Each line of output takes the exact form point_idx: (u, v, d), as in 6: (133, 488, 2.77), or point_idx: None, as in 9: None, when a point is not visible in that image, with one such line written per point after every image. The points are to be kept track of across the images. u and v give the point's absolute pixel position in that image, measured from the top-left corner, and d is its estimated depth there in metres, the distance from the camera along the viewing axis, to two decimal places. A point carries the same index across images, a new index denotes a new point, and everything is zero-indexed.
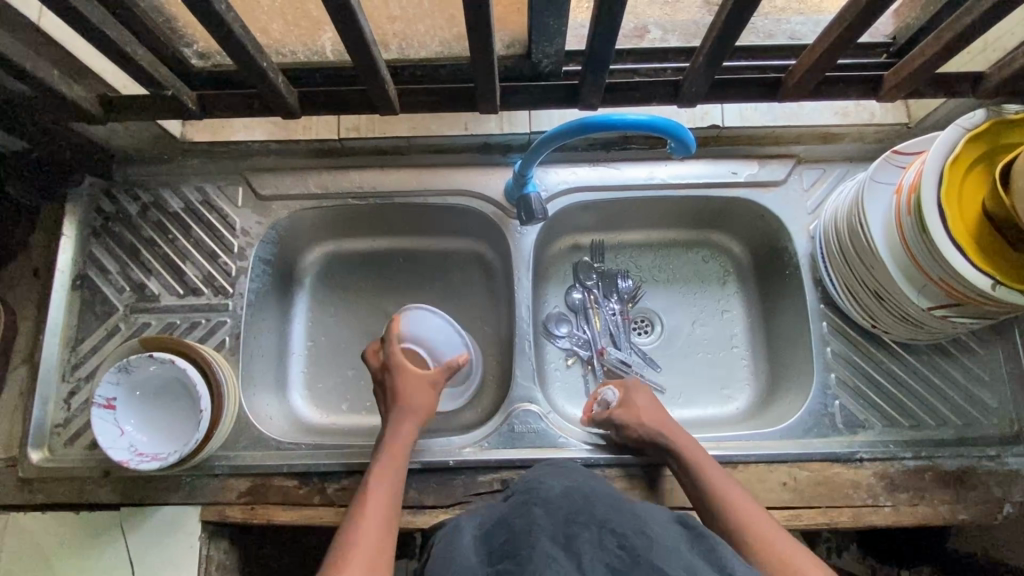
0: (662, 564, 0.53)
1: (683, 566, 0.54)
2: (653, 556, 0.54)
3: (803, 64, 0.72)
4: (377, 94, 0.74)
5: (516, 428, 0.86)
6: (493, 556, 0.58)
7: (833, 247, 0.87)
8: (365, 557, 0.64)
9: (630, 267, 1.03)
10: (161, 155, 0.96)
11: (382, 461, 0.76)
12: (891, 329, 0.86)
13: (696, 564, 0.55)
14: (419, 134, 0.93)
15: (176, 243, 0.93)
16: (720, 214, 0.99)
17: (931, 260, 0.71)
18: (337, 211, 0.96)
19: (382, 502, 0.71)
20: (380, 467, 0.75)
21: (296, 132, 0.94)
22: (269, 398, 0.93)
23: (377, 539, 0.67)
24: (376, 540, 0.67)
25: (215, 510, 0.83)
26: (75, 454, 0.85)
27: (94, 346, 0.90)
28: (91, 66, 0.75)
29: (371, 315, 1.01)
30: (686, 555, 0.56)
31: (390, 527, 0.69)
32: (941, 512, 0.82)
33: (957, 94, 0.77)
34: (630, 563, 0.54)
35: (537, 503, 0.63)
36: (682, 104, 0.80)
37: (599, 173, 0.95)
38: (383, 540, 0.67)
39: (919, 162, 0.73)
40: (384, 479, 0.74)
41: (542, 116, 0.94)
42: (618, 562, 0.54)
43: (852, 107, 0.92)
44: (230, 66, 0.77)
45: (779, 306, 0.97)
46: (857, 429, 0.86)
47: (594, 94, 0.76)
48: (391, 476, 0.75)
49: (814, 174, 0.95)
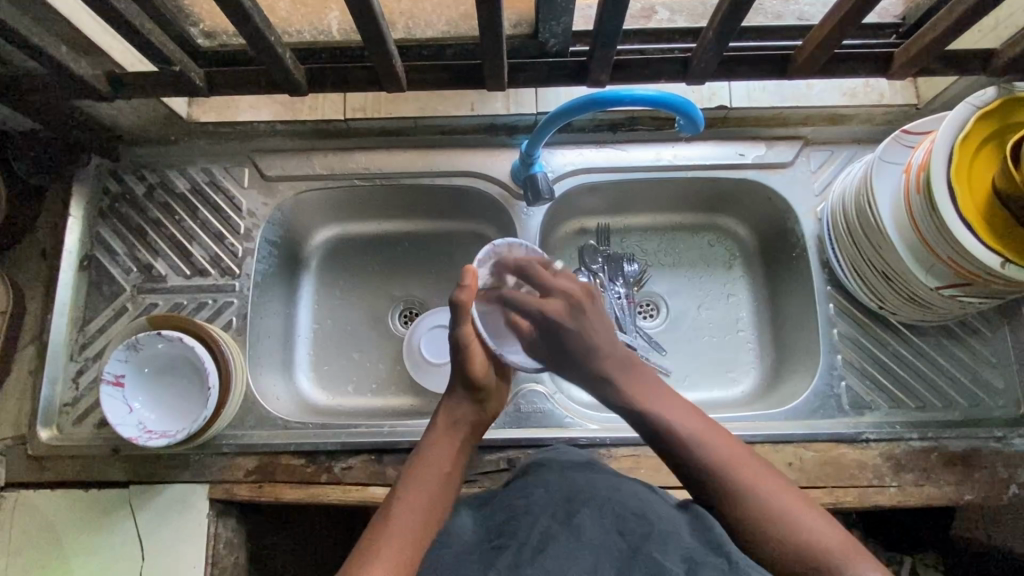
0: (661, 547, 0.54)
1: (682, 554, 0.53)
2: (653, 542, 0.54)
3: (812, 42, 0.71)
4: (385, 71, 0.74)
5: (522, 409, 0.86)
6: (491, 534, 0.59)
7: (840, 228, 0.86)
8: (411, 530, 0.60)
9: (635, 251, 1.03)
10: (167, 136, 0.95)
11: (437, 436, 0.72)
12: (898, 310, 0.85)
13: (696, 550, 0.54)
14: (425, 115, 0.92)
15: (183, 224, 0.94)
16: (727, 197, 0.99)
17: (940, 238, 0.70)
18: (342, 192, 0.96)
19: (434, 478, 0.66)
20: (435, 433, 0.72)
21: (301, 112, 0.92)
22: (275, 379, 0.94)
23: (424, 519, 0.62)
24: (425, 513, 0.62)
25: (223, 488, 0.83)
26: (84, 432, 0.86)
27: (101, 327, 0.90)
28: (99, 42, 0.75)
29: (376, 298, 1.01)
30: (686, 538, 0.56)
31: (439, 506, 0.64)
32: (946, 492, 0.82)
33: (967, 72, 0.77)
34: (629, 549, 0.54)
35: (537, 483, 0.63)
36: (691, 81, 0.78)
37: (605, 155, 0.94)
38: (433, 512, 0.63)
39: (928, 141, 0.73)
40: (439, 454, 0.69)
41: (548, 95, 0.93)
42: (617, 546, 0.55)
43: (860, 88, 0.91)
44: (237, 46, 0.77)
45: (786, 289, 0.97)
46: (863, 410, 0.86)
47: (602, 71, 0.75)
48: (444, 452, 0.70)
49: (821, 157, 0.94)
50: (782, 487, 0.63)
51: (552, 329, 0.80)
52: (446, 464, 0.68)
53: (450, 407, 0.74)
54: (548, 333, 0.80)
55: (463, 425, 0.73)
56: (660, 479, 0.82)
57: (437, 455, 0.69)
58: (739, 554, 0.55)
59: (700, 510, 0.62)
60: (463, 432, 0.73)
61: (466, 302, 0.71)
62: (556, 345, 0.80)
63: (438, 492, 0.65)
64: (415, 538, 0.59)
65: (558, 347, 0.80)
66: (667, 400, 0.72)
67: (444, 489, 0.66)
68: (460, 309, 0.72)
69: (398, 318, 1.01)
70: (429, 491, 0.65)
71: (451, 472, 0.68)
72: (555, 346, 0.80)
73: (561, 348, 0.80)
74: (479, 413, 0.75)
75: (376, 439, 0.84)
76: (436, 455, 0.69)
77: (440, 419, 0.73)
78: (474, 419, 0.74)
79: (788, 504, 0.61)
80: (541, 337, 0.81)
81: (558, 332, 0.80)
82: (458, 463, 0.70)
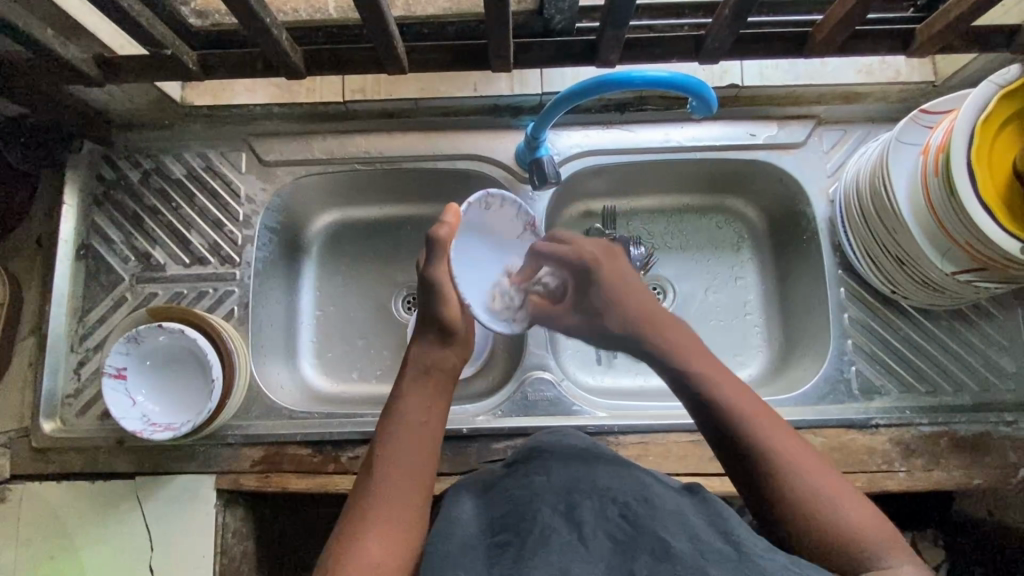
0: (665, 533, 0.52)
1: (685, 534, 0.52)
2: (656, 526, 0.53)
3: (833, 18, 0.68)
4: (385, 53, 0.71)
5: (529, 397, 0.86)
6: (493, 525, 0.57)
7: (853, 210, 0.84)
8: (397, 492, 0.59)
9: (642, 234, 1.01)
10: (161, 120, 0.92)
11: (408, 386, 0.68)
12: (912, 295, 0.84)
13: (700, 530, 0.53)
14: (426, 96, 0.90)
15: (180, 211, 0.91)
16: (738, 177, 0.97)
17: (958, 222, 0.69)
18: (343, 177, 0.94)
19: (411, 435, 0.63)
20: (410, 379, 0.68)
21: (299, 94, 0.90)
22: (280, 367, 0.93)
23: (404, 485, 0.60)
24: (408, 473, 0.61)
25: (230, 479, 0.83)
26: (87, 424, 0.85)
27: (101, 317, 0.88)
28: (86, 24, 0.72)
29: (380, 284, 1.00)
30: (688, 518, 0.54)
31: (421, 464, 0.62)
32: (955, 477, 0.82)
33: (990, 48, 0.74)
34: (632, 534, 0.52)
35: (538, 471, 0.61)
36: (705, 61, 0.75)
37: (611, 136, 0.92)
38: (417, 468, 0.61)
39: (948, 121, 0.70)
40: (413, 407, 0.66)
41: (553, 75, 0.90)
42: (620, 533, 0.53)
43: (876, 64, 0.89)
44: (231, 27, 0.74)
45: (796, 272, 0.95)
46: (872, 395, 0.86)
47: (612, 50, 0.72)
48: (419, 401, 0.66)
49: (835, 136, 0.92)
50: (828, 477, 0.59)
51: (587, 285, 0.78)
52: (418, 412, 0.65)
53: (420, 356, 0.70)
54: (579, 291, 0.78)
55: (440, 367, 0.69)
56: (668, 467, 0.82)
57: (411, 407, 0.66)
58: (740, 530, 0.53)
59: (708, 494, 0.59)
60: (437, 377, 0.69)
61: (445, 240, 0.67)
62: (582, 303, 0.78)
63: (420, 447, 0.63)
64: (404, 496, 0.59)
65: (589, 307, 0.78)
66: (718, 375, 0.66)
67: (424, 441, 0.63)
68: (433, 245, 0.67)
69: (402, 304, 0.99)
70: (409, 446, 0.63)
71: (429, 423, 0.65)
72: (585, 307, 0.78)
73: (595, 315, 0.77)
74: (456, 355, 0.71)
75: None
76: (410, 406, 0.66)
77: (408, 369, 0.70)
78: (453, 365, 0.71)
79: (834, 493, 0.58)
80: (574, 292, 0.79)
81: (590, 288, 0.77)
82: (436, 411, 0.66)
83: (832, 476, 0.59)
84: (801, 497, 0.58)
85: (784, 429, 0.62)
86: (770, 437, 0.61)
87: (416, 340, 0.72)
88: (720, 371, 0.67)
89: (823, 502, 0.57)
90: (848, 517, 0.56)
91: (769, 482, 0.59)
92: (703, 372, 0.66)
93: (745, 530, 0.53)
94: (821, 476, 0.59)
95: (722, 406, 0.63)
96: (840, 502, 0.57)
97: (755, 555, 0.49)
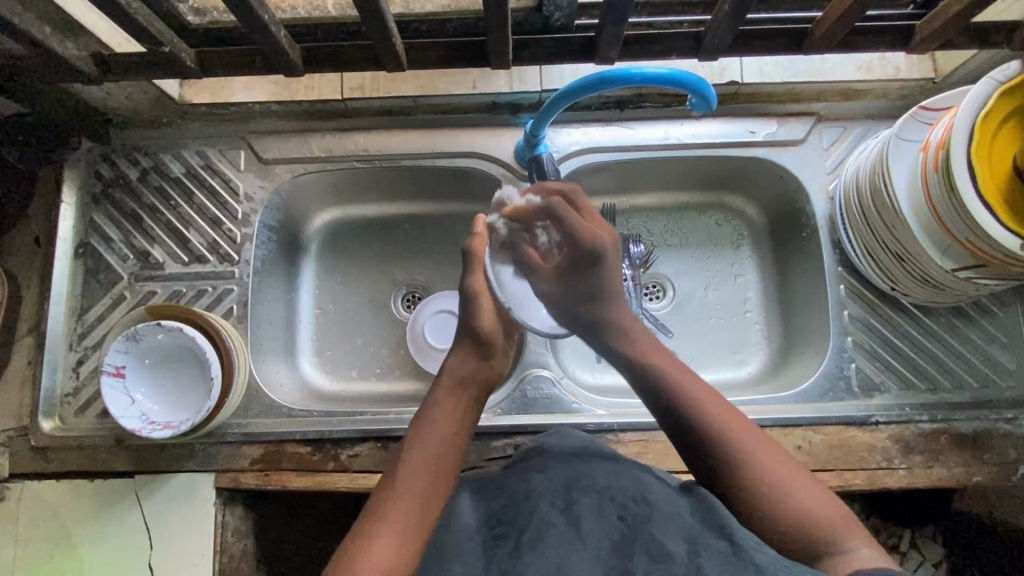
0: (662, 535, 0.51)
1: (684, 536, 0.51)
2: (654, 527, 0.52)
3: (832, 14, 0.68)
4: (384, 50, 0.71)
5: (528, 395, 0.86)
6: (490, 519, 0.57)
7: (852, 208, 0.84)
8: (419, 499, 0.59)
9: (642, 231, 1.01)
10: (159, 118, 0.92)
11: (443, 395, 0.68)
12: (911, 292, 0.84)
13: (698, 532, 0.52)
14: (425, 94, 0.89)
15: (178, 209, 0.91)
16: (737, 175, 0.96)
17: (957, 219, 0.69)
18: (341, 175, 0.94)
19: (442, 445, 0.63)
20: (444, 388, 0.68)
21: (298, 92, 0.90)
22: (279, 365, 0.92)
23: (425, 493, 0.59)
24: (433, 482, 0.60)
25: (229, 477, 0.83)
26: (86, 423, 0.85)
27: (100, 315, 0.88)
28: (83, 22, 0.72)
29: (379, 282, 1.00)
30: (686, 521, 0.54)
31: (447, 475, 0.61)
32: (955, 474, 0.82)
33: (990, 45, 0.74)
34: (631, 535, 0.52)
35: (537, 468, 0.60)
36: (704, 57, 0.75)
37: (611, 134, 0.92)
38: (441, 479, 0.61)
39: (948, 117, 0.70)
40: (447, 417, 0.66)
41: (552, 73, 0.90)
42: (618, 534, 0.52)
43: (875, 61, 0.89)
44: (227, 23, 0.73)
45: (795, 270, 0.95)
46: (872, 392, 0.86)
47: (611, 46, 0.72)
48: (452, 412, 0.66)
49: (835, 133, 0.92)
50: (786, 466, 0.60)
51: (585, 265, 0.71)
52: (452, 423, 0.65)
53: (458, 367, 0.70)
54: (577, 264, 0.71)
55: (472, 380, 0.70)
56: (667, 464, 0.82)
57: (444, 418, 0.66)
58: (735, 528, 0.53)
59: (703, 493, 0.60)
60: (471, 392, 0.69)
61: (479, 251, 0.73)
62: (574, 278, 0.72)
63: (450, 459, 0.63)
64: (426, 504, 0.59)
65: (586, 289, 0.72)
66: (675, 371, 0.67)
67: (454, 454, 0.63)
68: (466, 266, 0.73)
69: (401, 302, 0.99)
70: (440, 455, 0.62)
71: (458, 433, 0.65)
72: (575, 285, 0.72)
73: (581, 295, 0.72)
74: (489, 370, 0.72)
75: (381, 426, 0.83)
76: (443, 416, 0.66)
77: (445, 377, 0.69)
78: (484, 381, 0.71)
79: (790, 483, 0.58)
80: (571, 271, 0.72)
81: (589, 267, 0.71)
82: (466, 425, 0.66)
83: (791, 465, 0.60)
84: (758, 491, 0.58)
85: (741, 421, 0.62)
86: (729, 430, 0.61)
87: (452, 349, 0.73)
88: (677, 367, 0.67)
89: (779, 494, 0.58)
90: (806, 508, 0.57)
91: (730, 474, 0.60)
92: (658, 370, 0.67)
93: (739, 526, 0.54)
94: (777, 468, 0.59)
95: (673, 397, 0.64)
96: (798, 493, 0.58)
97: (754, 556, 0.49)
